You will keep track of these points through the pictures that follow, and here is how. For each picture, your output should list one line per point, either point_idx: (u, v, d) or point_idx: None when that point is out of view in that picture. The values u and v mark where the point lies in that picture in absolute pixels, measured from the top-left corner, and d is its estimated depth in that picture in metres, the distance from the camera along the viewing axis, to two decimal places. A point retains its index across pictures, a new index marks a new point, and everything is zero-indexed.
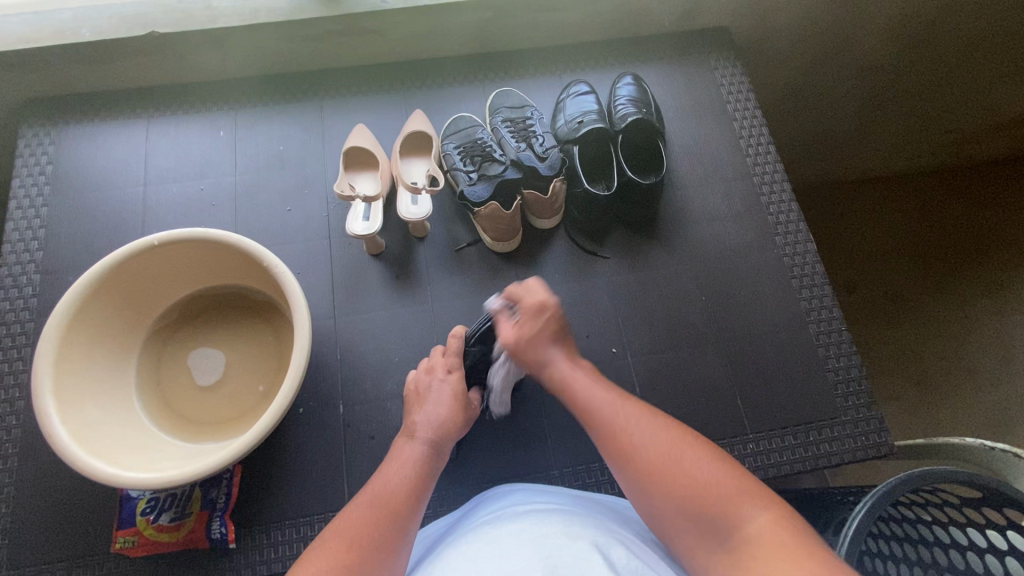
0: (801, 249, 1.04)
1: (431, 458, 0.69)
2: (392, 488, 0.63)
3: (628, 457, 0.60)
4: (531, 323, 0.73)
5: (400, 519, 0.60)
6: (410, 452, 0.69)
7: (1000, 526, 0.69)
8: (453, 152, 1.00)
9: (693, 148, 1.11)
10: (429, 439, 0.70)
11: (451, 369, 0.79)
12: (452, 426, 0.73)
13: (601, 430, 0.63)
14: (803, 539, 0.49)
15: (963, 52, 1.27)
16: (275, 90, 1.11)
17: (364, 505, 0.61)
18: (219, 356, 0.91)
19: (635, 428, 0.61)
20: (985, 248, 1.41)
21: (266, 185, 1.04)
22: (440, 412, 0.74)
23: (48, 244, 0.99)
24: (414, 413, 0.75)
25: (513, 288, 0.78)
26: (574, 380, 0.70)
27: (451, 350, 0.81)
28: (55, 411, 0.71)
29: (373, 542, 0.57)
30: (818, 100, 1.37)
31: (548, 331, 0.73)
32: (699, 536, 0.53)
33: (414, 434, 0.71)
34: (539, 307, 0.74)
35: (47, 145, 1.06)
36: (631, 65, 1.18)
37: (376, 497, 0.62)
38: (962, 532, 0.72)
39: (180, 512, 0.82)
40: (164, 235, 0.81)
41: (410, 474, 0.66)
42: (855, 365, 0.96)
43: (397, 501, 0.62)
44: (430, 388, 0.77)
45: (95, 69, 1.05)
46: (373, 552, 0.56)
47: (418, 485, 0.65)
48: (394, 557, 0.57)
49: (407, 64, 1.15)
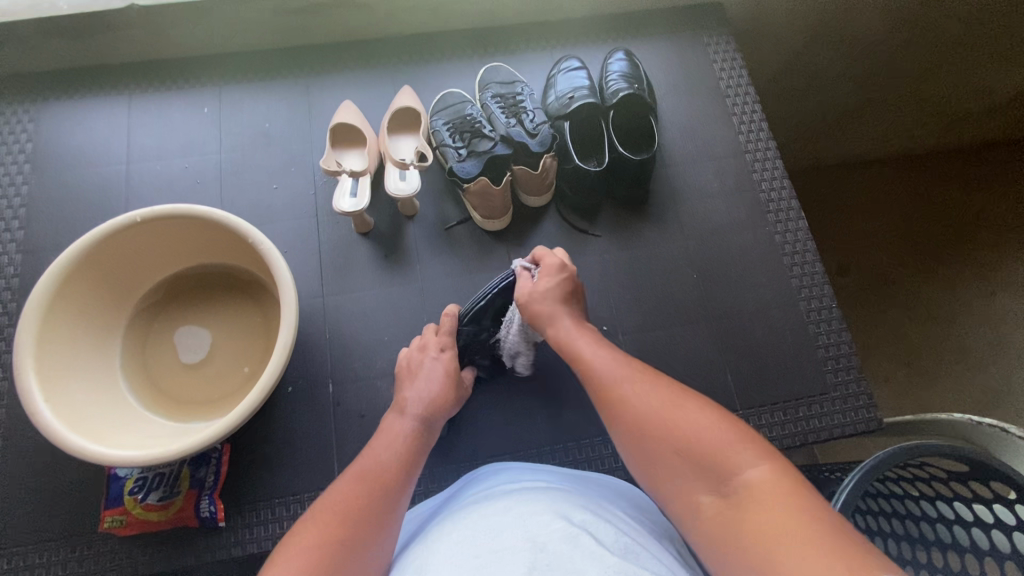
0: (794, 226, 1.03)
1: (421, 434, 0.68)
2: (384, 464, 0.63)
3: (624, 413, 0.60)
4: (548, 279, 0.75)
5: (390, 492, 0.60)
6: (401, 428, 0.68)
7: (987, 500, 0.69)
8: (443, 128, 0.98)
9: (686, 125, 1.10)
10: (420, 416, 0.70)
11: (444, 347, 0.78)
12: (442, 403, 0.72)
13: (599, 389, 0.63)
14: (799, 488, 0.47)
15: (958, 28, 1.26)
16: (261, 66, 1.09)
17: (357, 479, 0.60)
18: (206, 336, 0.90)
19: (633, 388, 0.61)
20: (977, 228, 1.41)
21: (252, 163, 1.03)
22: (431, 389, 0.73)
23: (29, 223, 0.97)
24: (404, 391, 0.74)
25: (538, 252, 0.80)
26: (575, 343, 0.69)
27: (446, 329, 0.80)
28: (38, 390, 0.70)
29: (363, 518, 0.56)
30: (811, 78, 1.36)
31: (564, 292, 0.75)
32: (695, 486, 0.52)
33: (405, 410, 0.70)
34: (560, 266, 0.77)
35: (26, 122, 1.03)
36: (623, 40, 1.16)
37: (368, 473, 0.61)
38: (949, 506, 0.73)
39: (168, 492, 0.82)
40: (146, 212, 0.79)
41: (400, 450, 0.65)
42: (846, 342, 0.96)
43: (388, 476, 0.61)
44: (423, 365, 0.76)
45: (73, 44, 1.02)
46: (363, 526, 0.55)
47: (409, 460, 0.65)
48: (384, 531, 0.57)
49: (395, 40, 1.13)
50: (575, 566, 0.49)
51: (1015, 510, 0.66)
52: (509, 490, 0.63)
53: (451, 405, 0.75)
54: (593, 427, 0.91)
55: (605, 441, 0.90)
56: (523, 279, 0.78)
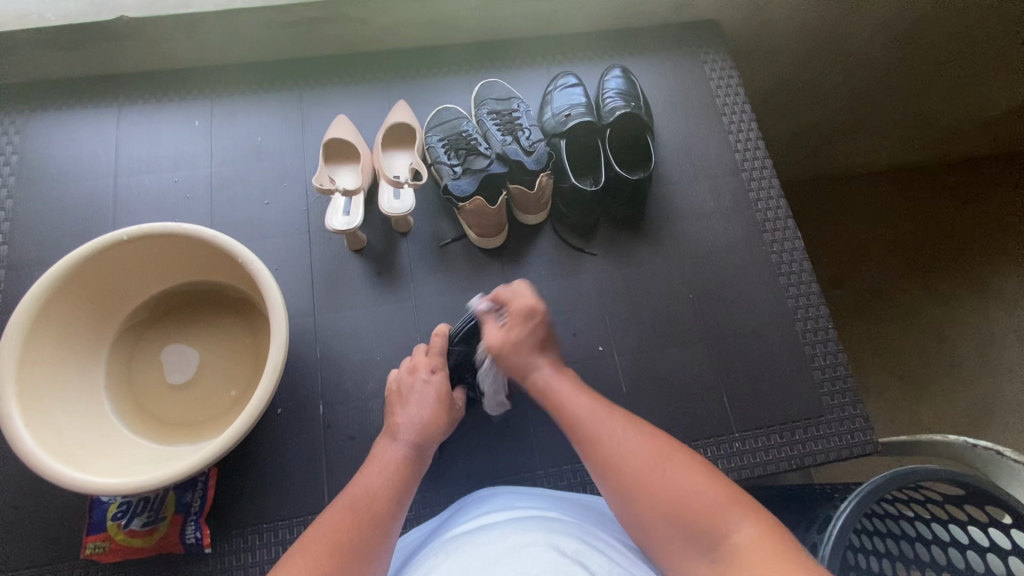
0: (789, 246, 1.03)
1: (413, 460, 0.67)
2: (375, 492, 0.61)
3: (614, 475, 0.58)
4: (516, 327, 0.74)
5: (382, 521, 0.58)
6: (392, 454, 0.67)
7: (982, 522, 0.69)
8: (438, 145, 0.97)
9: (682, 143, 1.10)
10: (412, 441, 0.68)
11: (435, 368, 0.78)
12: (435, 427, 0.71)
13: (589, 448, 0.62)
14: (789, 544, 0.47)
15: (950, 46, 1.27)
16: (254, 78, 1.08)
17: (348, 508, 0.59)
18: (193, 355, 0.88)
19: (624, 447, 0.59)
20: (970, 245, 1.42)
21: (244, 178, 1.01)
22: (423, 414, 0.72)
23: (12, 238, 0.94)
24: (396, 414, 0.72)
25: (502, 292, 0.78)
26: (558, 390, 0.69)
27: (436, 349, 0.80)
28: (19, 414, 0.68)
29: (352, 550, 0.54)
30: (807, 95, 1.36)
31: (532, 338, 0.74)
32: (687, 552, 0.51)
33: (396, 435, 0.69)
34: (528, 313, 0.75)
35: (12, 134, 1.01)
36: (620, 57, 1.16)
37: (359, 501, 0.60)
38: (944, 527, 0.72)
39: (153, 517, 0.80)
40: (134, 230, 0.77)
41: (392, 476, 0.64)
42: (841, 363, 0.95)
43: (380, 504, 0.60)
44: (413, 388, 0.75)
45: (61, 55, 1.00)
46: (354, 558, 0.54)
47: (401, 487, 0.63)
48: (375, 562, 0.55)
49: (389, 54, 1.12)
50: None
51: (1012, 534, 0.66)
52: (503, 518, 0.61)
53: (443, 429, 0.73)
54: None
55: None
56: (491, 325, 0.77)
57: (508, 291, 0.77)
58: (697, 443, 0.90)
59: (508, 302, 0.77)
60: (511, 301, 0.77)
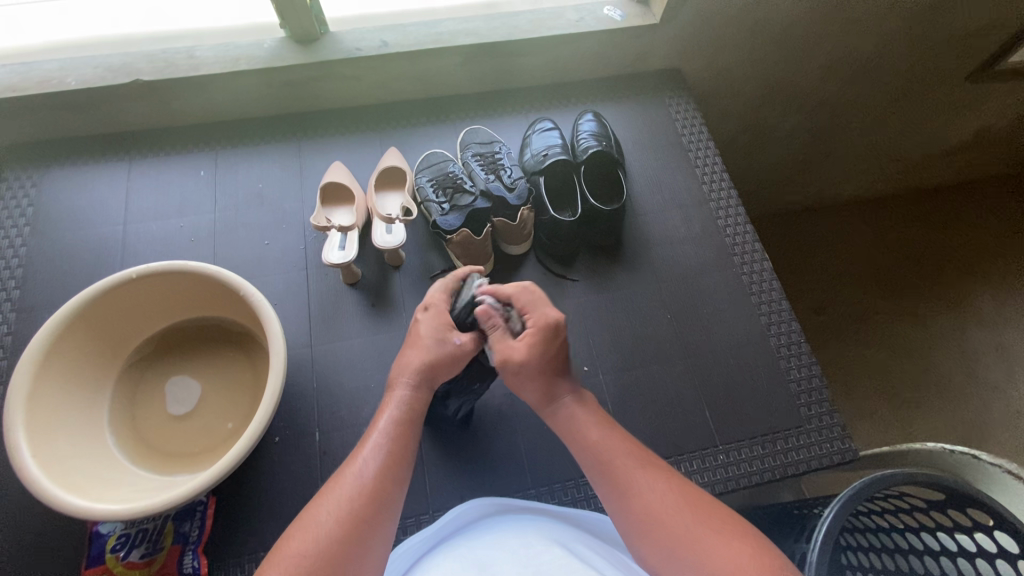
0: (759, 267, 1.10)
1: (422, 403, 0.70)
2: (381, 441, 0.65)
3: (655, 534, 0.59)
4: (544, 342, 0.70)
5: (395, 465, 0.63)
6: (398, 403, 0.69)
7: (967, 528, 0.74)
8: (427, 185, 1.05)
9: (653, 177, 1.19)
10: (423, 384, 0.71)
11: (429, 306, 0.75)
12: (439, 364, 0.72)
13: (632, 508, 0.62)
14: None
15: (898, 86, 1.39)
16: (256, 132, 1.17)
17: (366, 459, 0.63)
18: (194, 388, 0.92)
19: (671, 513, 0.60)
20: (939, 268, 1.57)
21: (245, 221, 1.08)
22: (423, 354, 0.71)
23: (25, 283, 0.99)
24: (404, 355, 0.73)
25: (521, 295, 0.73)
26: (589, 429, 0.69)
27: (440, 289, 0.77)
28: (26, 445, 0.71)
29: (360, 516, 0.58)
30: (771, 134, 1.47)
31: (554, 355, 0.71)
32: None
33: (402, 380, 0.71)
34: (556, 327, 0.71)
35: (29, 187, 1.08)
36: (592, 103, 1.27)
37: (377, 449, 0.64)
38: (934, 537, 0.77)
39: (151, 548, 0.81)
40: (142, 268, 0.83)
41: (401, 422, 0.67)
42: (816, 375, 1.00)
43: (394, 450, 0.65)
44: (418, 326, 0.74)
45: (78, 115, 1.09)
46: (358, 523, 0.58)
47: (403, 433, 0.66)
48: (392, 510, 0.61)
49: (381, 107, 1.22)
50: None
51: (995, 537, 0.71)
52: (506, 522, 0.72)
53: (450, 366, 0.73)
54: (580, 467, 0.91)
55: (590, 481, 0.90)
56: (502, 335, 0.72)
57: (525, 298, 0.72)
58: (683, 457, 0.93)
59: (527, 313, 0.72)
60: (531, 312, 0.72)
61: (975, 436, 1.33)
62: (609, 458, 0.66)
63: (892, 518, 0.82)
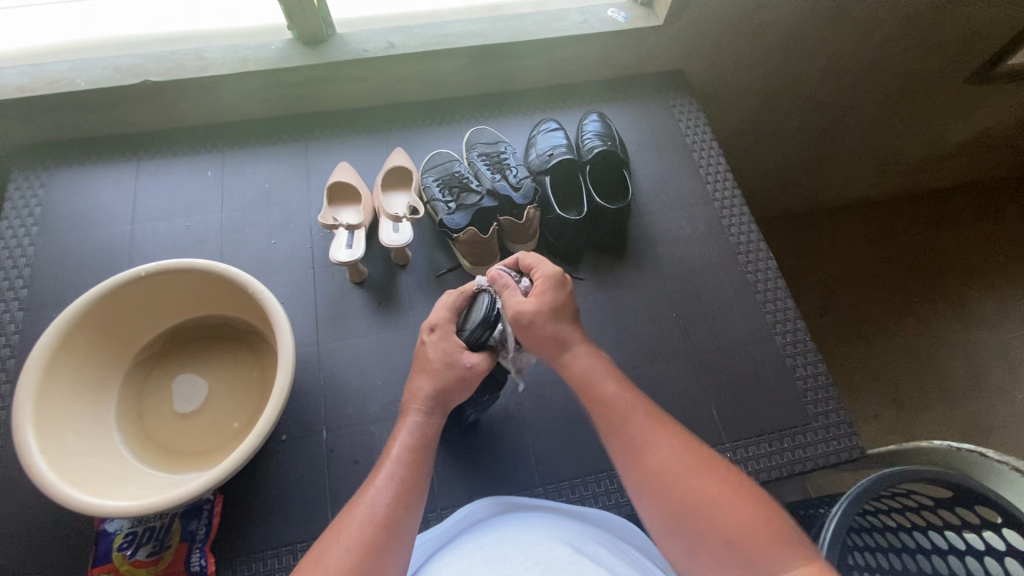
0: (764, 266, 1.10)
1: (435, 429, 0.69)
2: (394, 466, 0.63)
3: (669, 498, 0.60)
4: (551, 292, 0.73)
5: (410, 491, 0.62)
6: (411, 428, 0.67)
7: (976, 526, 0.73)
8: (433, 185, 1.06)
9: (657, 177, 1.19)
10: (436, 410, 0.69)
11: (435, 326, 0.72)
12: (455, 388, 0.70)
13: (645, 471, 0.62)
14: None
15: (899, 87, 1.39)
16: (262, 133, 1.18)
17: (378, 488, 0.61)
18: (201, 386, 0.92)
19: (689, 476, 0.60)
20: (942, 269, 1.57)
21: (252, 221, 1.08)
22: (437, 380, 0.69)
23: (32, 282, 1.00)
24: (415, 381, 0.71)
25: (527, 259, 0.77)
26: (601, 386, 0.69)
27: (445, 305, 0.74)
28: (35, 442, 0.71)
29: (375, 542, 0.57)
30: (774, 135, 1.48)
31: (565, 308, 0.73)
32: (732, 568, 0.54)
33: (416, 406, 0.69)
34: (561, 277, 0.74)
35: (37, 187, 1.09)
36: (596, 104, 1.28)
37: (391, 475, 0.62)
38: (943, 536, 0.77)
39: (159, 546, 0.81)
40: (151, 266, 0.84)
41: (415, 448, 0.66)
42: (822, 373, 1.00)
43: (408, 477, 0.63)
44: (425, 349, 0.72)
45: (86, 116, 1.09)
46: (374, 549, 0.56)
47: (417, 457, 0.65)
48: (407, 537, 0.59)
49: (387, 109, 1.23)
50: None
51: (1004, 536, 0.70)
52: (515, 518, 0.72)
53: (460, 390, 0.71)
54: (588, 465, 0.91)
55: (598, 479, 0.90)
56: (514, 293, 0.74)
57: (531, 255, 0.76)
58: None
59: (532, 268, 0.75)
60: (536, 268, 0.75)
61: (980, 437, 1.33)
62: (625, 419, 0.66)
63: (901, 517, 0.82)
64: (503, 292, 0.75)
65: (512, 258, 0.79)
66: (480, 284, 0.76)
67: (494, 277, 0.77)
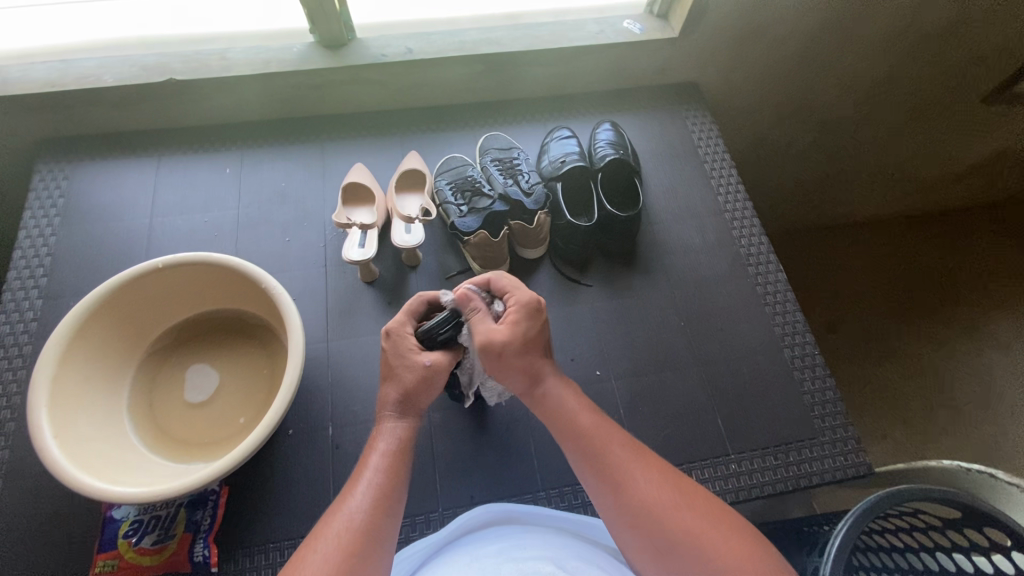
0: (773, 278, 1.10)
1: (412, 433, 0.69)
2: (375, 474, 0.63)
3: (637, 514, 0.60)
4: (522, 322, 0.70)
5: (390, 496, 0.62)
6: (390, 435, 0.68)
7: (984, 548, 0.72)
8: (446, 188, 1.08)
9: (668, 186, 1.20)
10: (409, 413, 0.70)
11: (391, 330, 0.72)
12: (426, 387, 0.70)
13: (624, 497, 0.62)
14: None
15: (915, 104, 1.39)
16: (280, 133, 1.20)
17: (355, 499, 0.61)
18: (210, 378, 0.93)
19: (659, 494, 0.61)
20: (955, 289, 1.56)
21: (267, 218, 1.10)
22: (401, 384, 0.70)
23: (53, 271, 1.02)
24: (386, 386, 0.71)
25: (500, 280, 0.74)
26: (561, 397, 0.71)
27: (406, 312, 0.74)
28: (49, 426, 0.72)
29: (356, 549, 0.56)
30: (786, 150, 1.48)
31: (534, 338, 0.71)
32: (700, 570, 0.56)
33: (392, 410, 0.69)
34: (535, 307, 0.71)
35: (60, 179, 1.12)
36: (610, 114, 1.29)
37: (371, 481, 0.63)
38: (950, 558, 0.76)
39: (163, 535, 0.81)
40: (168, 259, 0.86)
41: (395, 455, 0.66)
42: (830, 388, 1.00)
43: (387, 481, 0.63)
44: (388, 355, 0.71)
45: (113, 112, 1.13)
46: (357, 560, 0.56)
47: (396, 466, 0.65)
48: (387, 543, 0.59)
49: (403, 112, 1.25)
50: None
51: (1013, 559, 0.69)
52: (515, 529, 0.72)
53: (426, 391, 0.71)
54: None
55: None
56: (483, 319, 0.71)
57: (508, 281, 0.73)
58: (695, 465, 0.92)
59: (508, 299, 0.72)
60: (510, 295, 0.72)
61: (993, 461, 1.31)
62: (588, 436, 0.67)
63: (908, 537, 0.81)
64: (472, 318, 0.72)
65: (483, 277, 0.75)
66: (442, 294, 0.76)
67: (464, 296, 0.73)
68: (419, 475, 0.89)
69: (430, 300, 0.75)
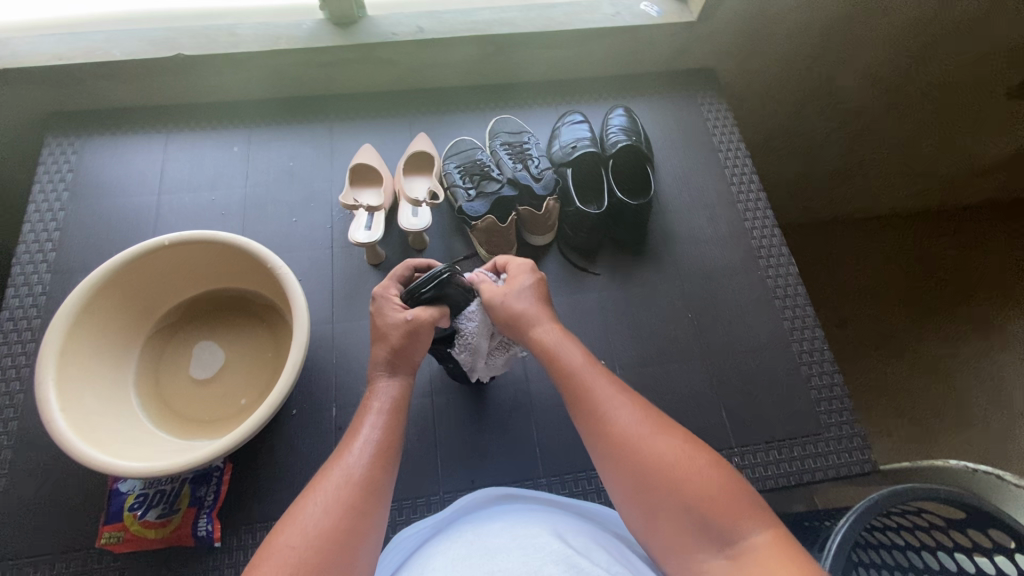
0: (784, 272, 1.08)
1: (406, 390, 0.68)
2: (371, 430, 0.62)
3: (629, 466, 0.59)
4: (524, 278, 0.74)
5: (387, 452, 0.62)
6: (385, 391, 0.67)
7: (987, 551, 0.71)
8: (454, 171, 1.06)
9: (680, 175, 1.18)
10: (402, 369, 0.69)
11: (375, 295, 0.72)
12: (416, 340, 0.69)
13: (610, 445, 0.60)
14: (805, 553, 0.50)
15: (937, 96, 1.35)
16: (289, 111, 1.19)
17: (352, 456, 0.60)
18: (216, 356, 0.93)
19: (652, 444, 0.59)
20: (971, 289, 1.53)
21: (275, 197, 1.10)
22: (389, 341, 0.68)
23: (61, 246, 1.02)
24: (374, 346, 0.70)
25: (500, 258, 0.79)
26: (560, 348, 0.69)
27: (392, 278, 0.74)
28: (55, 400, 0.73)
29: (355, 503, 0.56)
30: (802, 140, 1.45)
31: (537, 293, 0.74)
32: (690, 526, 0.54)
33: (386, 367, 0.68)
34: (533, 268, 0.76)
35: (69, 153, 1.12)
36: (623, 99, 1.26)
37: (367, 436, 0.62)
38: (951, 557, 0.75)
39: (167, 509, 0.82)
40: (175, 235, 0.86)
41: (390, 411, 0.65)
42: (838, 384, 0.98)
43: (385, 437, 0.62)
44: (375, 317, 0.70)
45: (121, 86, 1.12)
46: (356, 515, 0.55)
47: (393, 422, 0.64)
48: (385, 497, 0.59)
49: (413, 93, 1.23)
50: (592, 558, 0.58)
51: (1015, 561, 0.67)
52: (510, 508, 0.70)
53: (416, 345, 0.69)
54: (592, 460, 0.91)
55: None
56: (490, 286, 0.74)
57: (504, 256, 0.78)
58: None
59: (510, 267, 0.76)
60: (510, 263, 0.77)
61: (997, 461, 1.29)
62: (584, 390, 0.65)
63: (910, 535, 0.79)
64: (479, 288, 0.74)
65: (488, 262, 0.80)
66: (434, 264, 0.77)
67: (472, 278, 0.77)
68: (421, 458, 0.90)
69: (418, 266, 0.76)
